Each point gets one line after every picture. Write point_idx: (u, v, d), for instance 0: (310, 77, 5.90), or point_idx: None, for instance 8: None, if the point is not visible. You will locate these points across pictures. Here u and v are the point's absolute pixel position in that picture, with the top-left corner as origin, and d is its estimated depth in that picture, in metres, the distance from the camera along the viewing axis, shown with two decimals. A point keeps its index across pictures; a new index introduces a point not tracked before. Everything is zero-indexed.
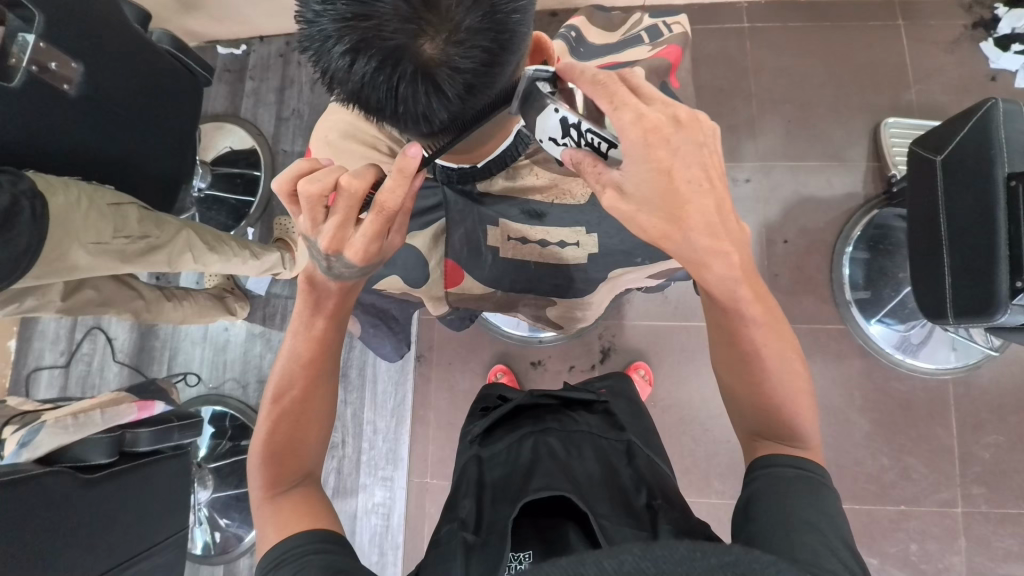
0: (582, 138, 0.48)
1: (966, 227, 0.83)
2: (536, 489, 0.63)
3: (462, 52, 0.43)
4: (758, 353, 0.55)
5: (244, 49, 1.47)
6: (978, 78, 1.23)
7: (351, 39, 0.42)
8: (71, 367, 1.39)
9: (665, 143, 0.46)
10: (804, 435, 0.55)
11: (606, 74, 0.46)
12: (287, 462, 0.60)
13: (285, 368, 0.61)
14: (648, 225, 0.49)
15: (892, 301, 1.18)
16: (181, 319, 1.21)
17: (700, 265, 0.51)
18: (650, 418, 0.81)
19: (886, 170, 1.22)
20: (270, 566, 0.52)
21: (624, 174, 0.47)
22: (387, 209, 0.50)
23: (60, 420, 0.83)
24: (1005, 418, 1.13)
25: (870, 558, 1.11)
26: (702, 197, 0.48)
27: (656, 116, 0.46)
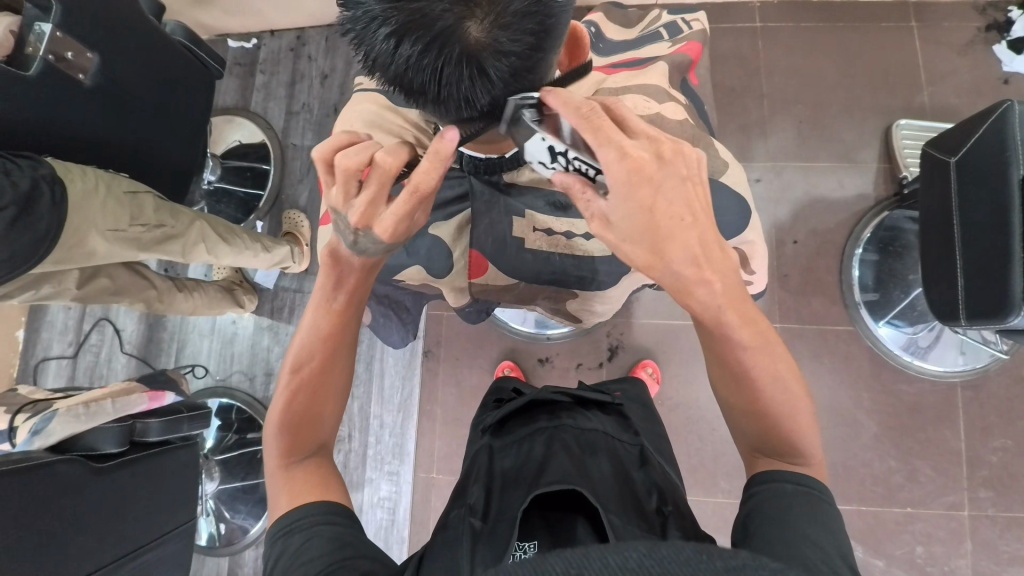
0: (570, 165, 0.50)
1: (979, 229, 0.82)
2: (551, 480, 0.61)
3: (510, 35, 0.42)
4: (756, 378, 0.53)
5: (255, 43, 1.47)
6: (991, 81, 1.22)
7: (396, 21, 0.41)
8: (78, 357, 1.39)
9: (650, 182, 0.45)
10: (805, 449, 0.53)
11: (590, 105, 0.45)
12: (302, 433, 0.60)
13: (306, 340, 0.61)
14: (634, 255, 0.49)
15: (901, 303, 1.18)
16: (192, 311, 1.22)
17: (686, 290, 0.50)
18: (661, 424, 0.85)
19: (897, 171, 1.21)
20: (282, 531, 0.53)
21: (610, 206, 0.48)
22: (420, 190, 0.50)
23: (72, 409, 0.83)
24: (1014, 422, 1.12)
25: (876, 560, 1.11)
26: (687, 232, 0.48)
27: (639, 153, 0.45)
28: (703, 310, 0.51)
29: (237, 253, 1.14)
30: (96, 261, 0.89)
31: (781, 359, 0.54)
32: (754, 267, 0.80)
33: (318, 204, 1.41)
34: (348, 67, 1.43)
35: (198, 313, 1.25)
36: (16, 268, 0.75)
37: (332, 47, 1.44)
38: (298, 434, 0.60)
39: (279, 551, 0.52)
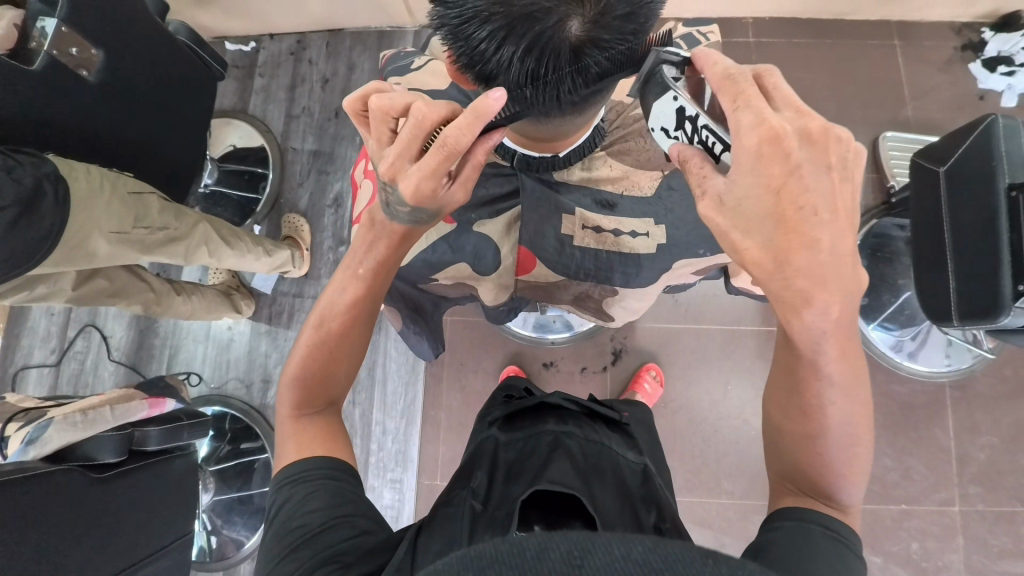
0: (696, 134, 0.48)
1: (970, 233, 0.86)
2: (551, 480, 0.55)
3: (609, 31, 0.44)
4: (822, 413, 0.50)
5: (253, 46, 1.46)
6: (969, 97, 1.30)
7: (503, 21, 0.42)
8: (62, 365, 1.33)
9: (784, 159, 0.42)
10: (846, 495, 0.50)
11: (737, 70, 0.44)
12: (314, 390, 0.60)
13: (332, 299, 0.61)
14: (747, 245, 0.46)
15: (891, 306, 1.23)
16: (191, 314, 1.19)
17: (794, 302, 0.45)
18: (662, 458, 0.80)
19: (885, 181, 1.27)
20: (283, 483, 0.55)
21: (730, 184, 0.45)
22: (449, 145, 0.48)
23: (69, 416, 0.81)
24: (999, 419, 1.18)
25: (874, 556, 1.14)
26: (819, 231, 0.42)
27: (783, 125, 0.42)
28: (806, 331, 0.47)
29: (243, 255, 1.12)
30: (102, 262, 0.86)
31: (860, 405, 0.50)
32: None
33: (318, 208, 1.40)
34: (350, 72, 1.43)
35: (195, 317, 1.22)
36: (15, 269, 0.72)
37: (334, 52, 1.44)
38: (311, 389, 0.60)
39: (285, 497, 0.54)
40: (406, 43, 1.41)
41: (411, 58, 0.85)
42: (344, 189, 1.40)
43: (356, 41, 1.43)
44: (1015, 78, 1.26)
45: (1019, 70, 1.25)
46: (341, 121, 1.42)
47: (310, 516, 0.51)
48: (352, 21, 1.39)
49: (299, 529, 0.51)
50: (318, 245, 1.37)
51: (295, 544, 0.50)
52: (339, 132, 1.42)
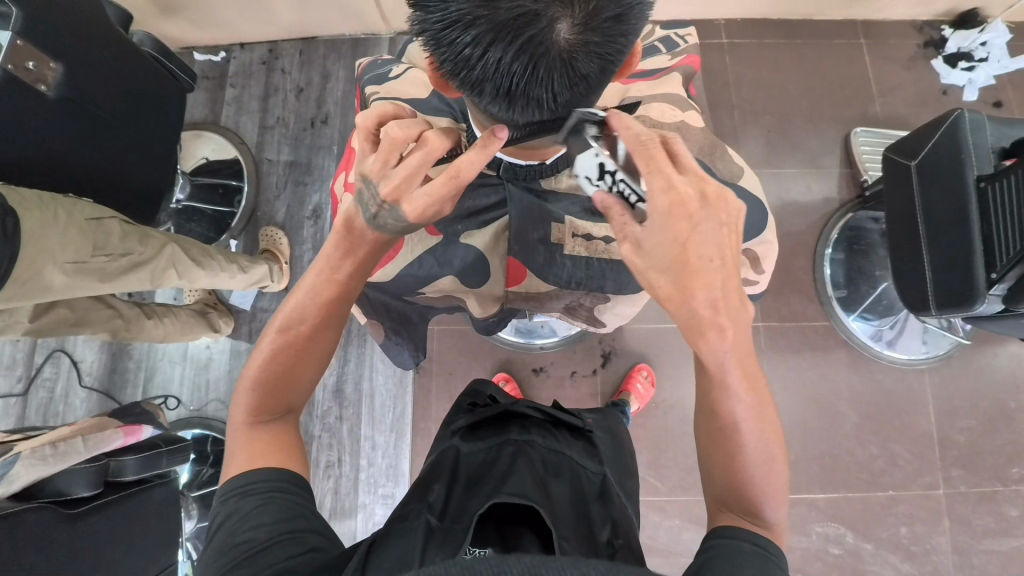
0: (614, 185, 0.53)
1: (943, 225, 0.88)
2: (510, 492, 0.56)
3: (599, 34, 0.43)
4: (738, 433, 0.50)
5: (223, 56, 1.42)
6: (933, 93, 1.34)
7: (486, 23, 0.41)
8: (29, 394, 1.27)
9: (689, 217, 0.46)
10: (770, 511, 0.50)
11: (650, 136, 0.48)
12: (274, 396, 0.58)
13: (300, 303, 0.58)
14: (658, 285, 0.49)
15: (869, 297, 1.26)
16: (165, 337, 1.14)
17: (698, 332, 0.48)
18: (628, 458, 0.76)
19: (859, 176, 1.31)
20: (232, 492, 0.52)
21: (646, 232, 0.48)
22: (460, 177, 0.52)
23: (37, 450, 0.75)
24: (976, 402, 1.21)
25: (865, 544, 1.16)
26: (714, 274, 0.47)
27: (686, 190, 0.47)
28: (710, 359, 0.49)
29: (213, 274, 1.08)
30: (61, 291, 0.82)
31: (770, 420, 0.51)
32: (762, 269, 0.81)
33: (297, 220, 1.36)
34: (325, 81, 1.40)
35: (169, 340, 1.17)
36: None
37: (308, 61, 1.41)
38: (270, 395, 0.58)
39: (231, 508, 0.52)
40: (381, 51, 1.39)
41: (389, 65, 0.83)
42: (323, 201, 1.37)
43: (330, 49, 1.41)
44: (974, 73, 1.32)
45: (978, 65, 1.32)
46: (317, 131, 1.39)
47: (253, 531, 0.49)
48: (325, 29, 1.37)
49: (243, 544, 0.49)
50: (298, 258, 1.34)
51: (238, 560, 0.48)
52: (315, 142, 1.39)
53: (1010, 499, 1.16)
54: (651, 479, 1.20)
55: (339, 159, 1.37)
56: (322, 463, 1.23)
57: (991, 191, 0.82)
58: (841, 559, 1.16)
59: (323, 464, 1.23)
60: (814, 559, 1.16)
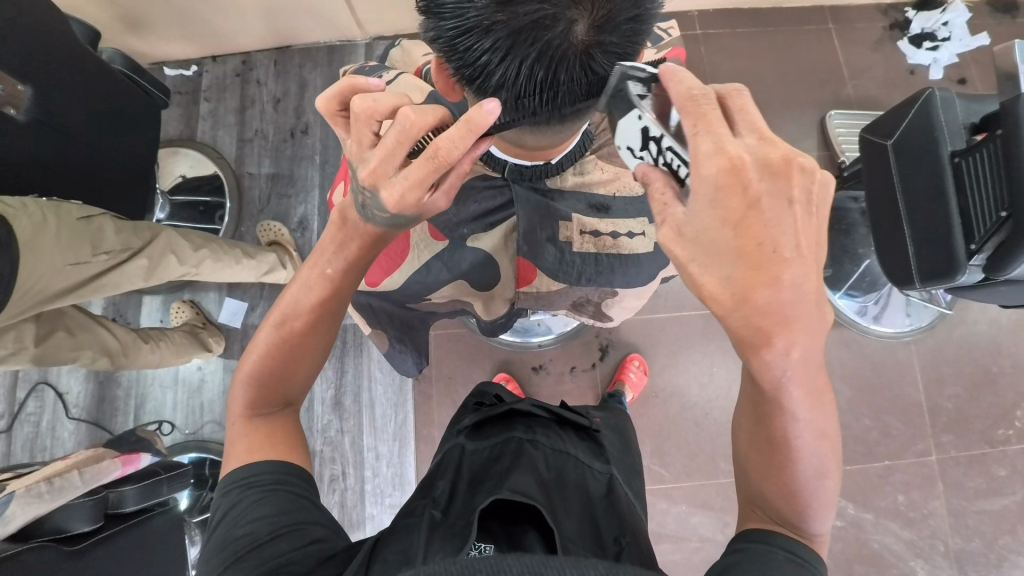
0: (661, 156, 0.46)
1: (922, 200, 0.91)
2: (511, 489, 0.54)
3: (614, 33, 0.44)
4: (791, 445, 0.48)
5: (195, 70, 1.39)
6: (901, 73, 1.38)
7: (506, 30, 0.41)
8: (14, 430, 1.22)
9: (745, 191, 0.40)
10: (814, 524, 0.50)
11: (703, 92, 0.42)
12: (273, 390, 0.57)
13: (296, 298, 0.57)
14: (704, 279, 0.42)
15: (854, 275, 1.29)
16: (165, 360, 1.12)
17: (757, 342, 0.43)
18: (635, 456, 0.77)
19: (836, 157, 1.34)
20: (233, 485, 0.52)
21: (689, 214, 0.42)
22: (440, 156, 0.47)
23: (32, 488, 0.72)
24: (960, 370, 1.26)
25: (865, 513, 1.20)
26: (782, 268, 0.41)
27: (741, 155, 0.41)
28: (766, 373, 0.45)
29: (217, 261, 1.06)
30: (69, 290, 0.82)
31: (827, 433, 0.49)
32: None
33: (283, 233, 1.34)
34: (303, 90, 1.38)
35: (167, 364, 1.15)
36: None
37: (283, 70, 1.38)
38: (266, 390, 0.57)
39: (234, 500, 0.51)
40: (359, 57, 1.38)
41: (376, 72, 0.82)
42: (309, 212, 1.35)
43: (305, 58, 1.39)
44: (938, 52, 1.37)
45: (941, 44, 1.37)
46: (298, 142, 1.37)
47: (256, 523, 0.49)
48: (299, 38, 1.35)
49: (245, 536, 0.48)
50: None
51: (241, 552, 0.47)
52: (297, 152, 1.37)
53: (997, 460, 1.21)
54: (657, 468, 1.22)
55: (323, 169, 1.35)
56: (326, 477, 1.21)
57: (966, 165, 0.85)
58: (843, 530, 1.19)
59: (328, 478, 1.21)
60: None
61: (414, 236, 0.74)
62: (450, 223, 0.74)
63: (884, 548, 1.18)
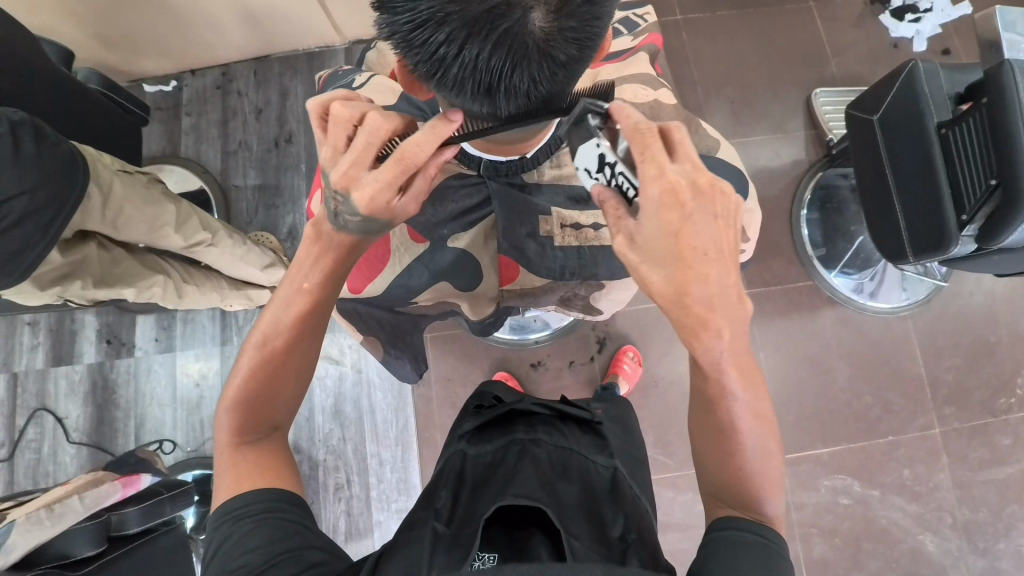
0: (614, 177, 0.48)
1: (911, 173, 0.90)
2: (515, 495, 0.54)
3: (574, 19, 0.43)
4: (737, 430, 0.50)
5: (175, 84, 1.38)
6: (883, 47, 1.38)
7: (459, 20, 0.41)
8: (16, 458, 1.21)
9: (680, 209, 0.44)
10: (769, 507, 0.51)
11: (648, 126, 0.46)
12: (258, 414, 0.56)
13: (275, 317, 0.56)
14: (649, 281, 0.46)
15: (847, 253, 1.29)
16: (219, 296, 1.11)
17: (694, 331, 0.46)
18: (639, 447, 0.76)
19: (824, 136, 1.34)
20: (223, 518, 0.51)
21: (639, 226, 0.46)
22: (409, 159, 0.49)
23: (32, 514, 0.72)
24: (959, 341, 1.26)
25: (872, 490, 1.20)
26: (709, 269, 0.44)
27: (679, 179, 0.45)
28: (704, 357, 0.47)
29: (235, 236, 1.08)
30: (105, 219, 0.86)
31: (765, 413, 0.51)
32: (746, 238, 0.82)
33: None
34: (284, 99, 1.37)
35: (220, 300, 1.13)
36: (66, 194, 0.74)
37: (263, 80, 1.37)
38: (253, 413, 0.56)
39: (225, 533, 0.51)
40: (338, 62, 1.36)
41: (352, 75, 0.81)
42: (297, 221, 1.34)
43: (285, 66, 1.38)
44: (920, 24, 1.36)
45: (923, 16, 1.36)
46: (283, 151, 1.36)
47: (248, 555, 0.48)
48: (277, 46, 1.34)
49: (240, 570, 0.48)
50: None
51: None
52: (282, 162, 1.36)
53: (1001, 429, 1.21)
54: (661, 457, 1.22)
55: (309, 177, 1.35)
56: (331, 486, 1.21)
57: (952, 137, 0.84)
58: (850, 508, 1.19)
59: (333, 487, 1.21)
60: (826, 513, 1.19)
61: (395, 241, 0.75)
62: (427, 225, 0.74)
63: (892, 523, 1.18)
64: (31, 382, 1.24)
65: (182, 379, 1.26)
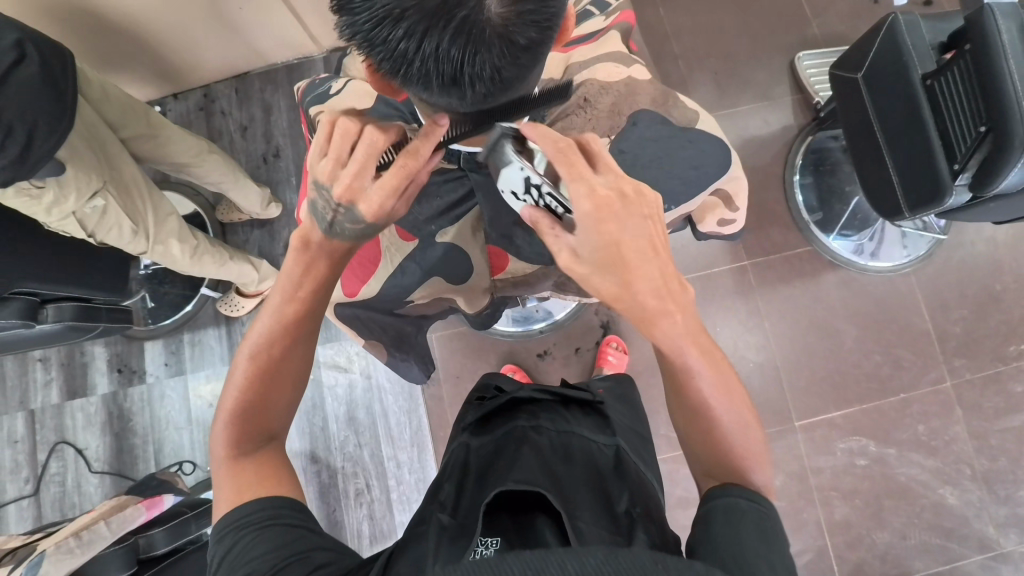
0: (541, 199, 0.51)
1: (901, 127, 0.90)
2: (516, 479, 0.54)
3: (529, 1, 0.43)
4: (708, 406, 0.52)
5: (159, 110, 1.38)
6: (864, 4, 1.36)
7: (416, 14, 0.41)
8: (42, 492, 1.24)
9: (613, 218, 0.48)
10: (759, 476, 0.52)
11: (567, 142, 0.50)
12: (256, 426, 0.58)
13: (266, 329, 0.58)
14: (601, 288, 0.50)
15: (845, 214, 1.29)
16: (227, 257, 1.13)
17: (649, 322, 0.50)
18: (645, 424, 0.76)
19: (810, 99, 1.33)
20: (228, 527, 0.52)
21: (579, 240, 0.49)
22: (409, 166, 0.53)
23: (62, 544, 0.73)
24: (964, 292, 1.25)
25: (888, 449, 1.20)
26: (652, 270, 0.48)
27: (607, 191, 0.48)
28: (664, 344, 0.51)
29: None
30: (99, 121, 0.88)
31: (734, 387, 0.53)
32: (736, 207, 0.81)
33: (273, 258, 1.34)
34: (268, 114, 1.37)
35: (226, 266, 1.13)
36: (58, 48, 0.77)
37: (246, 97, 1.38)
38: (251, 425, 0.57)
39: (230, 543, 0.51)
40: (317, 71, 1.36)
41: (329, 83, 0.81)
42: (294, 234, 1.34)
43: (266, 81, 1.38)
44: None
45: None
46: (272, 166, 1.36)
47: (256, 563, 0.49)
48: (256, 62, 1.34)
49: None
50: None
51: None
52: (273, 177, 1.36)
53: (1013, 376, 1.21)
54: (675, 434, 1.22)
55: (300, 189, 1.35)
56: (352, 492, 1.22)
57: (938, 87, 0.83)
58: (868, 469, 1.19)
59: (353, 493, 1.22)
60: (845, 475, 1.19)
61: (385, 241, 0.76)
62: (416, 222, 0.74)
63: (912, 479, 1.18)
64: (48, 417, 1.26)
65: (195, 401, 1.27)
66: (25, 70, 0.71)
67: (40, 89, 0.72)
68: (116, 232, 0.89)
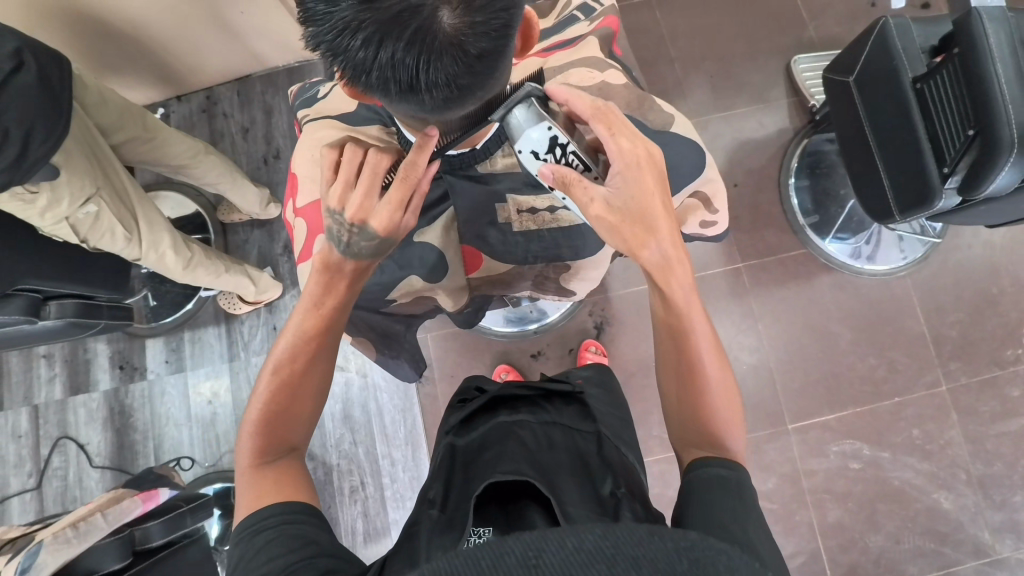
0: (564, 156, 0.59)
1: (893, 130, 0.90)
2: (503, 471, 0.55)
3: (482, 11, 0.44)
4: (700, 361, 0.59)
5: (162, 112, 1.41)
6: (862, 7, 1.36)
7: (372, 25, 0.43)
8: (44, 486, 1.26)
9: (643, 172, 0.59)
10: (732, 444, 0.56)
11: (605, 106, 0.60)
12: (277, 437, 0.60)
13: (289, 344, 0.62)
14: (626, 235, 0.59)
15: (840, 217, 1.28)
16: (223, 268, 1.14)
17: (665, 269, 0.59)
18: (628, 410, 0.76)
19: (806, 102, 1.33)
20: (244, 533, 0.51)
21: (612, 191, 0.58)
22: (411, 180, 0.59)
23: (59, 534, 0.75)
24: (960, 296, 1.24)
25: (882, 453, 1.19)
26: (665, 222, 0.59)
27: (638, 151, 0.59)
28: (675, 293, 0.59)
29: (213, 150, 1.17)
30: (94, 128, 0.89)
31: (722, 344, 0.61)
32: (715, 208, 0.82)
33: (272, 258, 1.36)
34: (269, 116, 1.39)
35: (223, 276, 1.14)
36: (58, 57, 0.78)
37: (247, 99, 1.40)
38: (273, 436, 0.60)
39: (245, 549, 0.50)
40: (317, 74, 1.38)
41: (320, 86, 0.83)
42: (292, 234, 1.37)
43: (267, 84, 1.40)
44: None
45: None
46: (272, 167, 1.39)
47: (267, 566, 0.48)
48: (257, 65, 1.36)
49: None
50: (280, 300, 1.34)
51: None
52: (273, 178, 1.38)
53: (1010, 381, 1.20)
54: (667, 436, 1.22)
55: None
56: (346, 490, 1.24)
57: (928, 91, 0.83)
58: (862, 472, 1.19)
59: (348, 490, 1.24)
60: (838, 478, 1.19)
61: None
62: None
63: (906, 483, 1.18)
64: (51, 412, 1.29)
65: (195, 398, 1.30)
66: (23, 78, 0.73)
67: (39, 95, 0.74)
68: (107, 238, 0.92)
